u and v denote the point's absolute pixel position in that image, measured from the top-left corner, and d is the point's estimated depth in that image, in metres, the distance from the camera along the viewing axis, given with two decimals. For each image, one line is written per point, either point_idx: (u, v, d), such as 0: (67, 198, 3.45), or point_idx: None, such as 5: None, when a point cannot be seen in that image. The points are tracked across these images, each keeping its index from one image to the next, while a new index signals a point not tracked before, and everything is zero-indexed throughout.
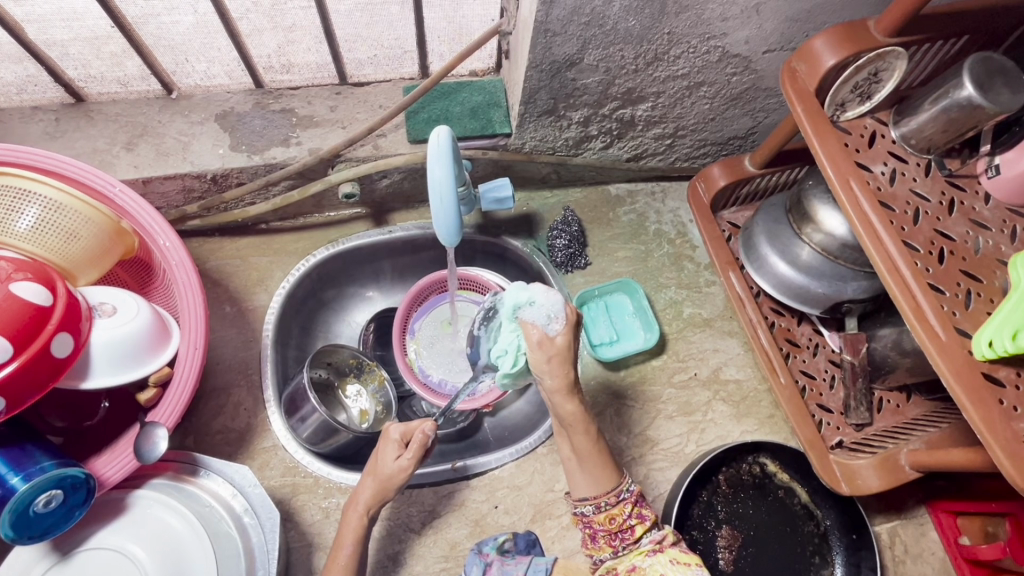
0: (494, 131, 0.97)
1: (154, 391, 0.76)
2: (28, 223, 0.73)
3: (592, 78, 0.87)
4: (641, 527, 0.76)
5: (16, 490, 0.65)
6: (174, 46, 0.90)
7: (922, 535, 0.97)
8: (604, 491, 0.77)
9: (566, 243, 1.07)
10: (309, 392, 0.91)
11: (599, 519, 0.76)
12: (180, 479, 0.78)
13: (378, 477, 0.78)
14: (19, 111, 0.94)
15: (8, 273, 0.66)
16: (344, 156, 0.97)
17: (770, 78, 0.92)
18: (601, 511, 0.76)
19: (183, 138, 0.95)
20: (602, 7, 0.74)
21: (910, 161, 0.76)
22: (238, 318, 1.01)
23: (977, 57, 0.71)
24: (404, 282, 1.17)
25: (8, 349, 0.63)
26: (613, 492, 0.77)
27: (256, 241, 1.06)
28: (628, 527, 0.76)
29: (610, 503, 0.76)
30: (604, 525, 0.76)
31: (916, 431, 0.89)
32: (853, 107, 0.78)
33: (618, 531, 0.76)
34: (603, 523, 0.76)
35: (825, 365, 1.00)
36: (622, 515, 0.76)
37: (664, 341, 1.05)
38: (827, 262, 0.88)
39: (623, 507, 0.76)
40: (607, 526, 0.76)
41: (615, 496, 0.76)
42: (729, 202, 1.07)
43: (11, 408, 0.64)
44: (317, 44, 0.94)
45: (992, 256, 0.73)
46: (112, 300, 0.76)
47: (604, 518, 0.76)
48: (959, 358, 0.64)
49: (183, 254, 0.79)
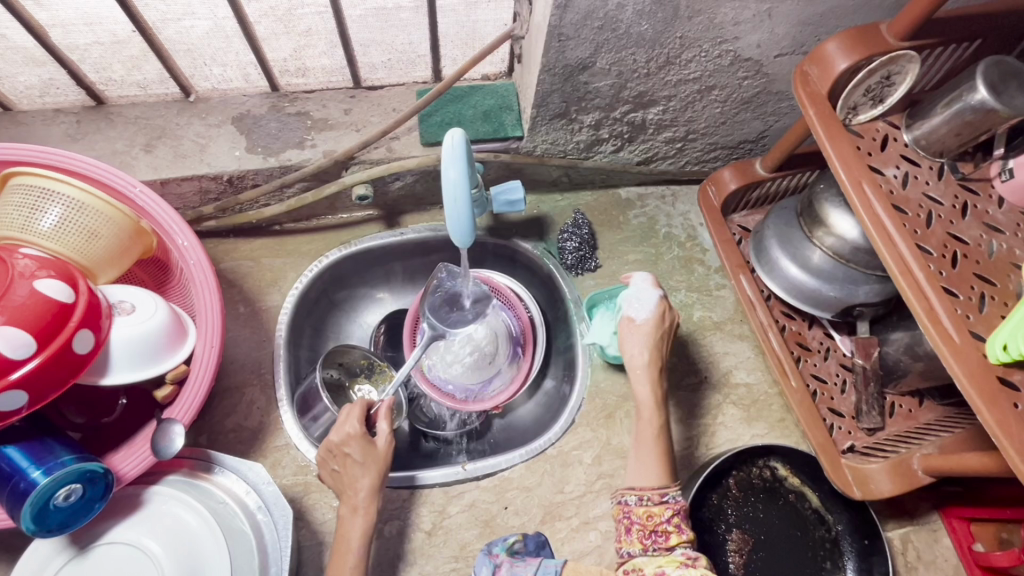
0: (506, 134, 0.98)
1: (170, 388, 0.78)
2: (51, 222, 0.73)
3: (604, 81, 0.88)
4: (676, 538, 0.74)
5: (36, 483, 0.66)
6: (192, 50, 0.91)
7: (935, 541, 0.97)
8: (652, 487, 0.78)
9: (576, 246, 1.08)
10: (321, 392, 0.95)
11: (639, 511, 0.77)
12: (195, 475, 0.79)
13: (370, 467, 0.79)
14: (41, 113, 0.97)
15: (32, 270, 0.67)
16: (359, 158, 0.98)
17: (781, 81, 0.92)
18: (643, 505, 0.77)
19: (200, 140, 0.96)
20: (615, 12, 0.75)
21: (923, 165, 0.76)
22: (252, 318, 1.02)
23: (990, 60, 0.72)
24: (414, 284, 1.18)
25: (32, 345, 0.64)
26: (660, 491, 0.78)
27: (270, 242, 1.08)
28: (663, 532, 0.75)
29: (653, 500, 0.77)
30: (641, 519, 0.76)
31: (929, 435, 0.89)
32: (866, 111, 0.79)
33: (652, 531, 0.75)
34: (640, 517, 0.76)
35: (836, 369, 0.99)
36: (660, 516, 0.76)
37: (674, 344, 1.06)
38: (838, 266, 0.88)
39: (664, 509, 0.76)
40: (644, 521, 0.76)
41: (660, 495, 0.77)
42: (740, 205, 1.07)
43: (33, 404, 0.65)
44: (332, 49, 0.96)
45: (1006, 259, 0.73)
46: (131, 299, 0.77)
47: (643, 513, 0.76)
48: (972, 360, 0.64)
49: (200, 253, 0.81)
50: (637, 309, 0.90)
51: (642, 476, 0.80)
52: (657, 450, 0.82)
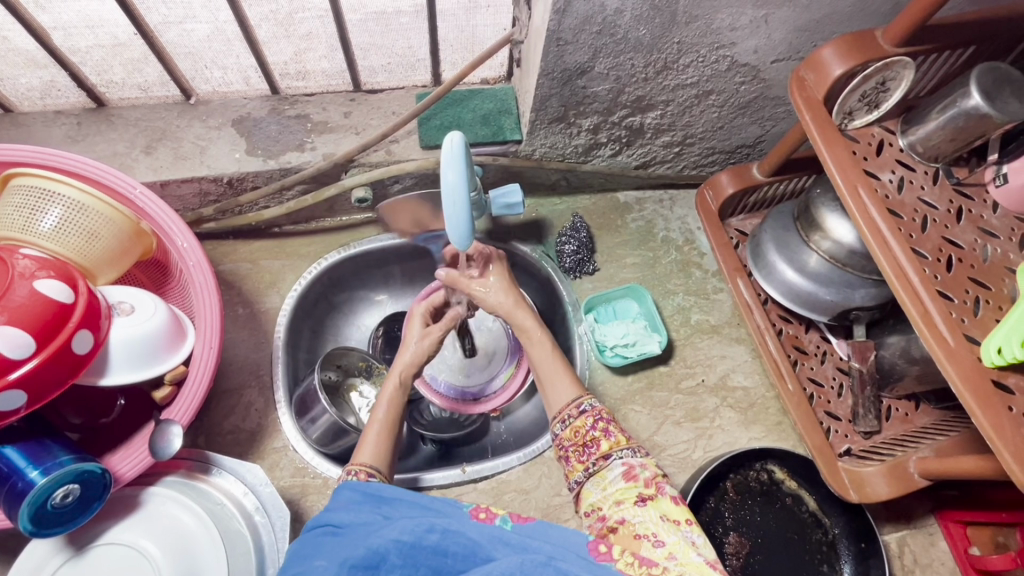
0: (505, 138, 0.98)
1: (169, 389, 0.78)
2: (51, 223, 0.74)
3: (602, 86, 0.88)
4: (605, 443, 0.73)
5: (35, 483, 0.66)
6: (192, 53, 0.92)
7: (931, 544, 0.97)
8: (566, 405, 0.77)
9: (574, 249, 1.09)
10: (320, 394, 0.93)
11: (566, 436, 0.75)
12: (193, 477, 0.79)
13: (417, 350, 0.84)
14: (42, 115, 0.97)
15: (32, 270, 0.67)
16: (358, 161, 0.99)
17: (778, 87, 0.93)
18: (567, 427, 0.75)
19: (200, 142, 0.97)
20: (613, 17, 0.75)
21: (918, 170, 0.77)
22: (251, 319, 1.02)
23: (984, 67, 0.72)
24: (413, 286, 1.19)
25: (31, 345, 0.64)
26: (574, 405, 0.76)
27: (270, 244, 1.08)
28: (593, 441, 0.73)
29: (573, 416, 0.75)
30: (571, 441, 0.75)
31: (925, 439, 0.89)
32: (861, 116, 0.79)
33: (585, 446, 0.74)
34: (570, 438, 0.74)
35: (833, 373, 1.00)
36: (585, 427, 0.74)
37: (672, 348, 1.06)
38: (834, 270, 0.88)
39: (585, 418, 0.74)
40: (575, 442, 0.74)
41: (577, 407, 0.76)
42: (738, 209, 1.08)
43: (31, 404, 0.66)
44: (332, 52, 0.96)
45: (1000, 263, 0.74)
46: (131, 299, 0.77)
47: (570, 433, 0.75)
48: (967, 363, 0.64)
49: (200, 254, 0.81)
50: (578, 338, 1.06)
51: (556, 401, 0.78)
52: (563, 368, 0.80)
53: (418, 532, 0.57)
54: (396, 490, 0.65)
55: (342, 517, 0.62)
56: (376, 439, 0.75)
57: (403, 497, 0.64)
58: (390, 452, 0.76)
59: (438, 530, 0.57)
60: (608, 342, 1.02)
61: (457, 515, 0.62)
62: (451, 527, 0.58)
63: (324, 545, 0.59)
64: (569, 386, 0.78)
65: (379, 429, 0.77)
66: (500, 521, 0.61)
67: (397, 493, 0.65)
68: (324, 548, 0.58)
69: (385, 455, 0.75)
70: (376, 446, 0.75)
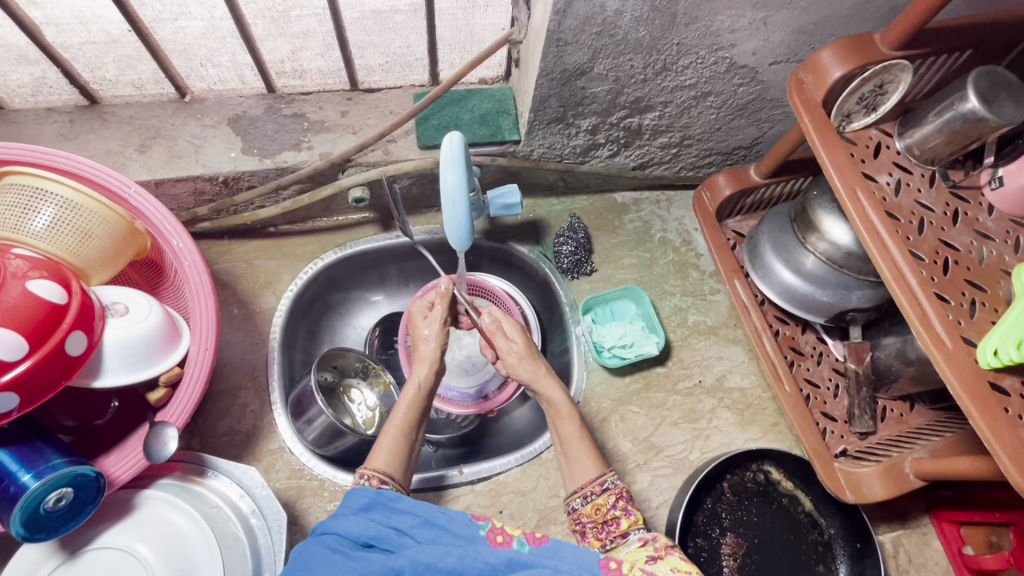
0: (503, 138, 0.98)
1: (164, 390, 0.77)
2: (43, 222, 0.72)
3: (601, 87, 0.88)
4: (626, 521, 0.72)
5: (27, 487, 0.65)
6: (187, 50, 0.91)
7: (926, 544, 0.98)
8: (588, 481, 0.75)
9: (572, 250, 1.08)
10: (316, 395, 0.91)
11: (586, 511, 0.73)
12: (188, 479, 0.79)
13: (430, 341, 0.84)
14: (34, 112, 0.96)
15: (24, 271, 0.66)
16: (355, 161, 0.98)
17: (776, 89, 0.93)
18: (588, 502, 0.73)
19: (196, 141, 0.96)
20: (613, 18, 0.75)
21: (914, 172, 0.77)
22: (246, 320, 1.01)
23: (980, 70, 0.73)
24: (410, 287, 1.18)
25: (23, 347, 0.63)
26: (597, 482, 0.74)
27: (264, 244, 1.07)
28: (613, 519, 0.72)
29: (595, 492, 0.73)
30: (591, 517, 0.73)
31: (920, 439, 0.90)
32: (859, 119, 0.79)
33: (605, 523, 0.73)
34: (590, 514, 0.73)
35: (829, 374, 1.00)
36: (606, 505, 0.72)
37: (669, 349, 1.06)
38: (831, 271, 0.89)
39: (607, 496, 0.73)
40: (594, 518, 0.73)
41: (600, 484, 0.73)
42: (734, 211, 1.09)
43: (24, 406, 0.64)
44: (328, 51, 0.96)
45: (996, 265, 0.74)
46: (125, 299, 0.76)
47: (590, 510, 0.73)
48: (965, 365, 0.65)
49: (195, 254, 0.80)
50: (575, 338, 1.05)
51: (579, 474, 0.76)
52: (587, 444, 0.78)
53: (436, 554, 0.61)
54: (410, 504, 0.67)
55: (353, 528, 0.63)
56: (397, 441, 0.75)
57: (414, 509, 0.66)
58: (404, 460, 0.75)
59: (455, 554, 0.61)
60: (603, 342, 1.03)
61: (473, 539, 0.64)
62: (467, 550, 0.61)
63: (332, 559, 0.60)
64: (592, 461, 0.76)
65: (396, 433, 0.76)
66: (517, 544, 0.63)
67: (410, 506, 0.67)
68: (333, 562, 0.60)
69: (400, 461, 0.74)
70: (391, 451, 0.74)
